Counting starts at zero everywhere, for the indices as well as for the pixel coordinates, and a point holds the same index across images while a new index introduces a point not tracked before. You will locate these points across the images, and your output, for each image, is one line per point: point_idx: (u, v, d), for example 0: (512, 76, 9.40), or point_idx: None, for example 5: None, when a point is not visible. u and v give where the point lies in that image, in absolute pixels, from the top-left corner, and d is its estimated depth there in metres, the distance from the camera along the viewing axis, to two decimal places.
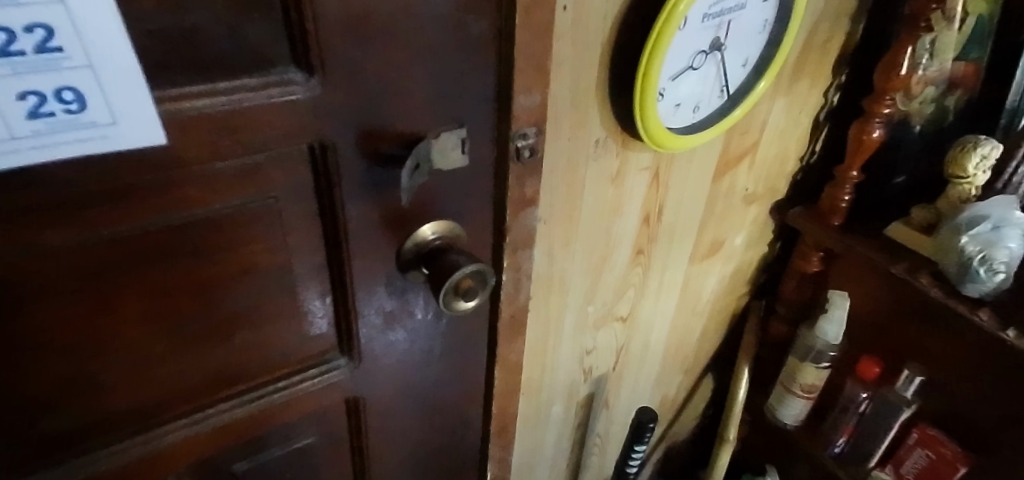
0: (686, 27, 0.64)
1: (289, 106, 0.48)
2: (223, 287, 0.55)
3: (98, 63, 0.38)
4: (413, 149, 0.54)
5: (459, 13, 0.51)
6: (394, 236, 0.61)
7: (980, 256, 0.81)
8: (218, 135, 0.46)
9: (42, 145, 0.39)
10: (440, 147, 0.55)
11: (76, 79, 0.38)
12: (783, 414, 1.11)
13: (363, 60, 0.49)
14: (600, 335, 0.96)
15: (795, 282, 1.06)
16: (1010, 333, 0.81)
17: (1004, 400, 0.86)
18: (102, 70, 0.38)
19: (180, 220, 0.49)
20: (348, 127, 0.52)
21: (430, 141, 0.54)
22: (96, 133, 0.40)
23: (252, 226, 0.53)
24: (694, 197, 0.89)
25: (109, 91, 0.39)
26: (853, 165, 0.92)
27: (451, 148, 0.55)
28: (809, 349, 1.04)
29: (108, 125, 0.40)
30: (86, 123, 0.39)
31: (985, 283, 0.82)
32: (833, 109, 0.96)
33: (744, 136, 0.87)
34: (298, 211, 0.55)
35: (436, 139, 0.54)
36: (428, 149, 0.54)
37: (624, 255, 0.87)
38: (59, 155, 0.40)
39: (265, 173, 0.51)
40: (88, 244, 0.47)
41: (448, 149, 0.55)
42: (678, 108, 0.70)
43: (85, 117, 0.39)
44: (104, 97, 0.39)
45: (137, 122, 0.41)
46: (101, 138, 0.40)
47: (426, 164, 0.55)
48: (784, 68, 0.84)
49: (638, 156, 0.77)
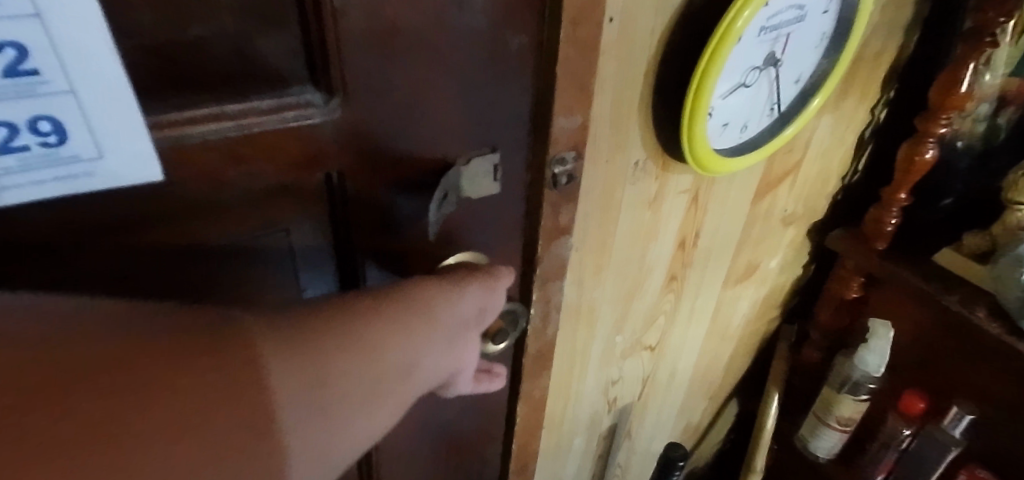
0: (743, 41, 0.57)
1: (305, 131, 0.42)
2: None
3: (82, 87, 0.32)
4: (444, 176, 0.49)
5: (499, 27, 0.45)
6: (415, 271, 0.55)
7: None
8: (225, 164, 0.41)
9: (15, 183, 0.33)
10: (470, 173, 0.51)
11: (57, 110, 0.32)
12: (815, 447, 1.05)
13: (388, 79, 0.43)
14: (627, 364, 0.91)
15: (831, 308, 1.00)
16: None
17: None
18: (89, 98, 0.32)
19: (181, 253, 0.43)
20: (368, 154, 0.46)
21: (461, 167, 0.50)
22: (81, 170, 0.34)
23: (261, 258, 0.47)
24: (732, 220, 0.83)
25: (96, 122, 0.33)
26: (902, 187, 0.86)
27: (482, 175, 0.51)
28: (845, 380, 0.98)
29: (95, 161, 0.34)
30: (66, 157, 0.33)
31: None
32: (879, 126, 0.90)
33: (788, 155, 0.81)
34: (309, 244, 0.49)
35: (467, 165, 0.50)
36: (458, 176, 0.50)
37: (657, 281, 0.81)
38: (33, 194, 0.34)
39: (274, 206, 0.45)
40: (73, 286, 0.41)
41: (479, 176, 0.51)
42: (726, 127, 0.64)
43: (66, 150, 0.33)
44: (91, 131, 0.33)
45: (129, 154, 0.35)
46: (85, 175, 0.34)
47: (454, 192, 0.50)
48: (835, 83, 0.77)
49: (678, 179, 0.70)
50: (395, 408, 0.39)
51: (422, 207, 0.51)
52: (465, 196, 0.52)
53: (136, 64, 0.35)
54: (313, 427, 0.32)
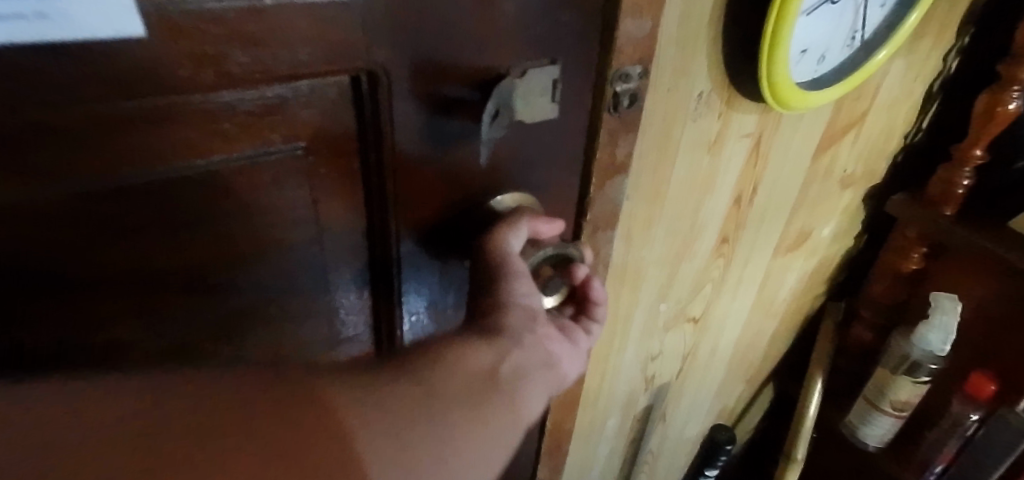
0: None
1: (325, 10, 0.34)
2: (236, 272, 0.43)
3: None
4: (495, 88, 0.39)
5: None
6: (437, 238, 0.48)
7: None
8: (229, 47, 0.33)
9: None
10: (527, 89, 0.41)
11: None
12: (867, 435, 0.98)
13: None
14: (669, 338, 0.87)
15: (886, 282, 0.92)
16: None
17: None
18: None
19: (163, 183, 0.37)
20: (401, 50, 0.37)
21: (514, 79, 0.40)
22: (31, 11, 0.27)
23: (264, 258, 0.44)
24: (793, 172, 0.78)
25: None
26: (979, 143, 0.80)
27: (538, 92, 0.41)
28: (902, 360, 0.91)
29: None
30: None
31: None
32: (950, 78, 0.83)
33: (857, 103, 0.77)
34: (325, 307, 0.49)
35: (522, 77, 0.40)
36: (512, 89, 0.40)
37: (708, 243, 0.77)
38: None
39: (282, 105, 0.37)
40: (49, 207, 0.35)
41: (536, 93, 0.41)
42: (805, 55, 0.61)
43: None
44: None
45: None
46: (36, 16, 0.27)
47: (507, 111, 0.40)
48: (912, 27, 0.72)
49: (743, 119, 0.65)
50: (499, 423, 0.38)
51: (469, 131, 0.43)
52: (518, 117, 0.41)
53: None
54: (402, 446, 0.34)
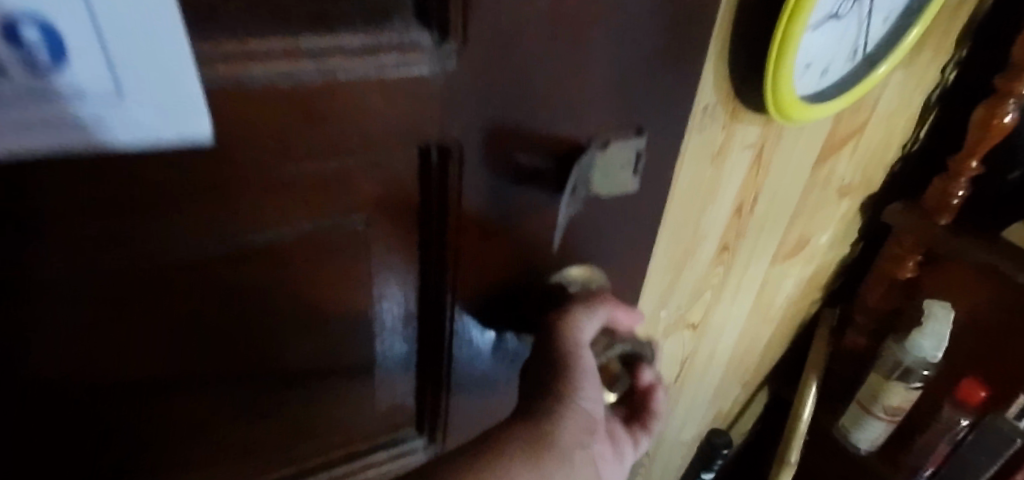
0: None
1: (405, 86, 0.31)
2: (295, 311, 0.44)
3: None
4: (574, 164, 0.37)
5: None
6: (506, 318, 0.48)
7: None
8: (292, 120, 0.31)
9: (21, 124, 0.25)
10: (607, 163, 0.38)
11: (55, 16, 0.22)
12: (859, 438, 1.00)
13: (506, 15, 0.30)
14: (668, 343, 0.86)
15: (881, 290, 0.94)
16: None
17: None
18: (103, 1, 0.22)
19: (265, 248, 0.39)
20: (474, 121, 0.33)
21: (596, 153, 0.37)
22: (87, 115, 0.25)
23: (342, 320, 0.46)
24: (795, 179, 0.76)
25: (114, 42, 0.23)
26: (974, 154, 0.80)
27: (621, 165, 0.39)
28: (895, 365, 0.92)
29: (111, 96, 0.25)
30: (65, 93, 0.24)
31: None
32: (947, 89, 0.84)
33: (855, 115, 0.75)
34: (397, 370, 0.52)
35: (605, 152, 0.37)
36: (591, 165, 0.38)
37: (709, 250, 0.76)
38: (34, 136, 0.25)
39: (344, 173, 0.36)
40: (130, 256, 0.36)
41: (616, 167, 0.39)
42: (808, 69, 0.56)
43: (63, 83, 0.24)
44: (104, 54, 0.24)
45: (157, 104, 0.26)
46: (93, 120, 0.26)
47: (584, 187, 0.39)
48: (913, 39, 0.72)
49: (746, 130, 0.63)
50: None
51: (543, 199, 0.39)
52: (595, 190, 0.40)
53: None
54: None
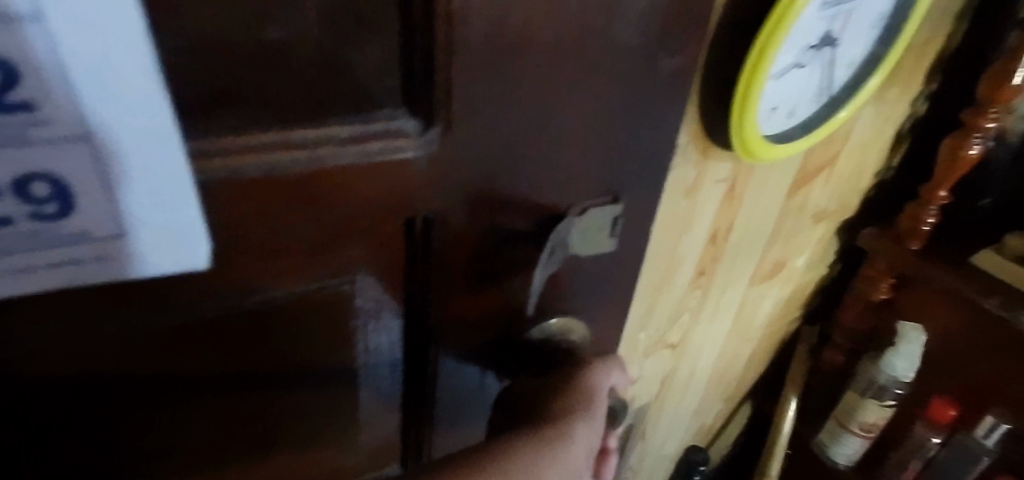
0: (806, 15, 0.53)
1: (393, 167, 0.33)
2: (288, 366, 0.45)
3: (101, 145, 0.23)
4: (553, 230, 0.39)
5: (651, 47, 0.34)
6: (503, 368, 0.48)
7: None
8: (285, 202, 0.32)
9: (28, 265, 0.26)
10: (585, 226, 0.41)
11: (61, 177, 0.24)
12: (835, 453, 1.03)
13: (487, 105, 0.32)
14: (648, 362, 0.89)
15: (857, 310, 0.97)
16: None
17: None
18: (106, 159, 0.24)
19: (249, 312, 0.39)
20: (456, 195, 0.36)
21: (572, 219, 0.40)
22: (92, 254, 0.27)
23: (324, 369, 0.47)
24: (769, 207, 0.79)
25: (123, 198, 0.25)
26: (943, 184, 0.83)
27: (597, 227, 0.41)
28: (869, 385, 0.95)
29: (113, 241, 0.26)
30: (72, 233, 0.26)
31: None
32: (918, 119, 0.88)
33: (826, 147, 0.78)
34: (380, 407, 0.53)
35: (581, 216, 0.40)
36: (568, 230, 0.40)
37: (686, 276, 0.78)
38: (42, 274, 0.27)
39: (333, 245, 0.37)
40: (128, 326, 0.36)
41: (594, 230, 0.41)
42: (774, 111, 0.59)
43: (70, 225, 0.25)
44: (108, 200, 0.25)
45: (160, 241, 0.27)
46: (97, 258, 0.27)
47: (561, 249, 0.40)
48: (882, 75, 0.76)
49: (717, 166, 0.66)
50: None
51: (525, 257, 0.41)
52: (573, 250, 0.42)
53: (204, 71, 0.26)
54: None
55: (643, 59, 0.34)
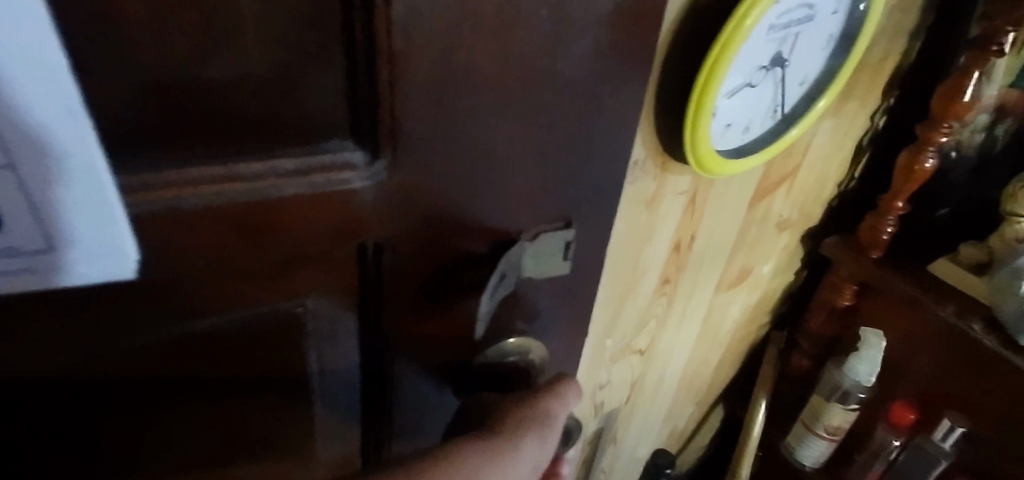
0: (753, 38, 0.55)
1: (340, 198, 0.34)
2: (251, 395, 0.44)
3: (25, 161, 0.23)
4: (505, 253, 0.40)
5: (593, 82, 0.35)
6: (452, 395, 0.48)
7: None
8: (231, 232, 0.33)
9: None
10: (538, 250, 0.42)
11: None
12: (803, 455, 1.05)
13: (432, 139, 0.33)
14: (616, 368, 0.91)
15: (823, 317, 1.00)
16: None
17: None
18: (33, 178, 0.24)
19: (207, 336, 0.39)
20: (405, 225, 0.37)
21: (525, 243, 0.40)
22: (21, 267, 0.26)
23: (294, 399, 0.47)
24: (730, 219, 0.82)
25: (50, 211, 0.25)
26: (901, 195, 0.86)
27: (550, 252, 0.42)
28: (834, 389, 0.98)
29: (42, 255, 0.26)
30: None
31: None
32: (878, 133, 0.91)
33: (786, 160, 0.82)
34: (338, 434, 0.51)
35: (533, 241, 0.41)
36: (521, 254, 0.41)
37: (650, 284, 0.80)
38: None
39: (280, 270, 0.37)
40: (84, 353, 0.36)
41: (548, 254, 0.42)
42: (728, 128, 0.62)
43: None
44: (34, 213, 0.25)
45: (91, 251, 0.27)
46: (27, 271, 0.27)
47: (514, 273, 0.41)
48: None
49: (678, 179, 0.68)
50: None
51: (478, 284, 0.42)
52: (528, 275, 0.43)
53: (134, 107, 0.27)
54: None
55: (587, 94, 0.36)
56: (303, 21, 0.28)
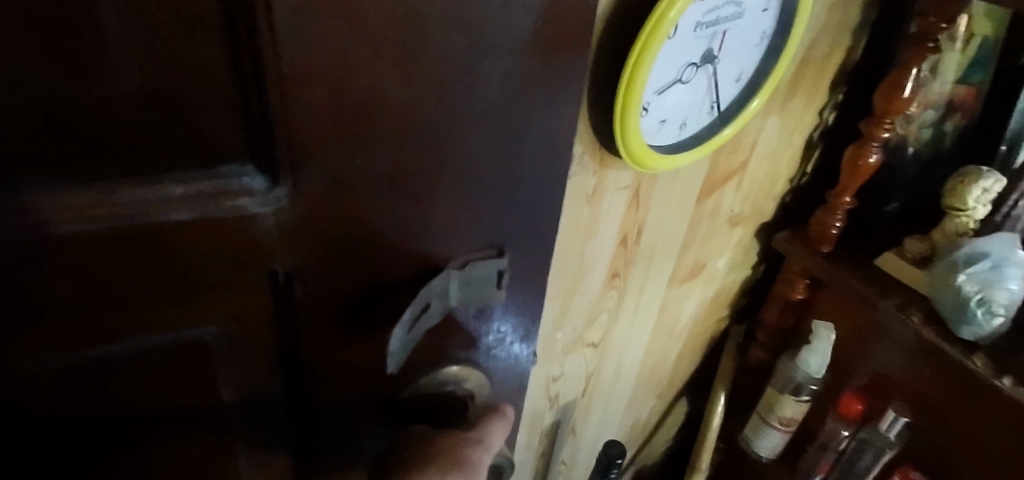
0: (677, 35, 0.59)
1: (240, 222, 0.33)
2: (169, 425, 0.42)
3: None
4: (426, 285, 0.39)
5: (510, 107, 0.34)
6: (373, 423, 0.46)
7: (977, 297, 0.76)
8: (125, 258, 0.32)
9: None
10: (467, 279, 0.41)
11: None
12: (759, 447, 1.06)
13: (332, 163, 0.32)
14: (569, 361, 0.92)
15: (778, 310, 1.01)
16: (1005, 381, 0.76)
17: (994, 450, 0.82)
18: None
19: (92, 368, 0.37)
20: (315, 250, 0.36)
21: (451, 272, 0.39)
22: None
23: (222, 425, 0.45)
24: (677, 214, 0.83)
25: None
26: (847, 190, 0.87)
27: (482, 280, 0.41)
28: (788, 381, 0.99)
29: None
30: None
31: (982, 327, 0.76)
32: (827, 129, 0.92)
33: (733, 155, 0.83)
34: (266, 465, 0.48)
35: (462, 269, 0.40)
36: (446, 284, 0.40)
37: (598, 277, 0.82)
38: None
39: (180, 299, 0.36)
40: None
41: (478, 282, 0.41)
42: (664, 124, 0.66)
43: None
44: None
45: None
46: None
47: (439, 302, 0.40)
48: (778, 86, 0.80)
49: (617, 175, 0.71)
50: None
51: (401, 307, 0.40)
52: (455, 304, 0.41)
53: None
54: None
55: (507, 122, 0.35)
56: (184, 44, 0.27)
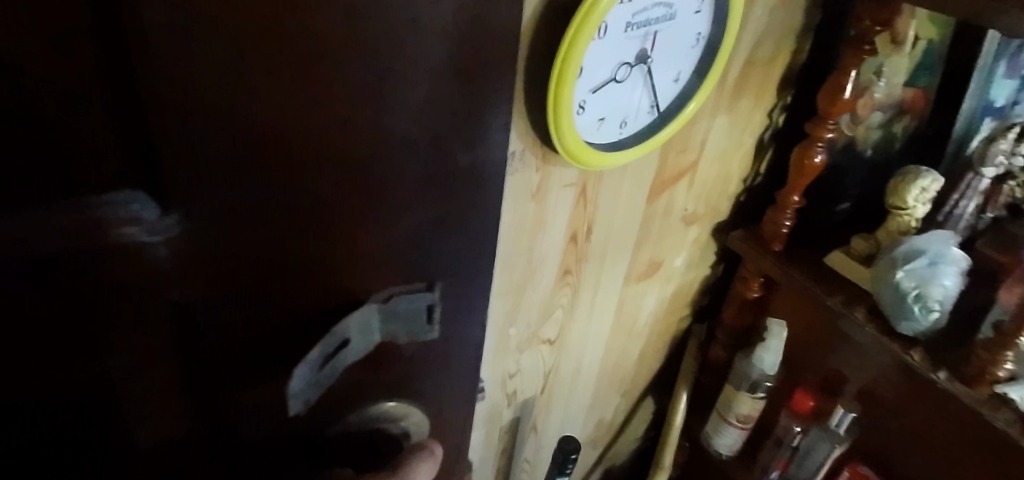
0: (606, 35, 0.61)
1: (133, 254, 0.31)
2: None
3: None
4: (344, 318, 0.39)
5: (416, 131, 0.35)
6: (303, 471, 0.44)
7: (914, 292, 0.77)
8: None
9: None
10: (393, 314, 0.41)
11: None
12: (717, 444, 1.08)
13: (226, 195, 0.31)
14: (525, 357, 0.93)
15: (735, 308, 1.02)
16: (941, 375, 0.78)
17: (936, 443, 0.84)
18: None
19: None
20: (221, 283, 0.34)
21: (375, 306, 0.40)
22: None
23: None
24: (628, 212, 0.85)
25: None
26: (796, 190, 0.89)
27: (411, 317, 0.42)
28: (743, 378, 1.01)
29: None
30: None
31: (919, 322, 0.78)
32: (778, 130, 0.94)
33: (682, 154, 0.84)
34: None
35: (385, 304, 0.40)
36: (369, 317, 0.40)
37: (549, 274, 0.83)
38: None
39: (65, 355, 0.32)
40: None
41: (408, 318, 0.42)
42: (602, 122, 0.68)
43: None
44: None
45: None
46: None
47: (364, 339, 0.40)
48: (720, 87, 0.81)
49: (562, 172, 0.73)
50: None
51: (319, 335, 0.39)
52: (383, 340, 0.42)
53: None
54: None
55: (418, 144, 0.35)
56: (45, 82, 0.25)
